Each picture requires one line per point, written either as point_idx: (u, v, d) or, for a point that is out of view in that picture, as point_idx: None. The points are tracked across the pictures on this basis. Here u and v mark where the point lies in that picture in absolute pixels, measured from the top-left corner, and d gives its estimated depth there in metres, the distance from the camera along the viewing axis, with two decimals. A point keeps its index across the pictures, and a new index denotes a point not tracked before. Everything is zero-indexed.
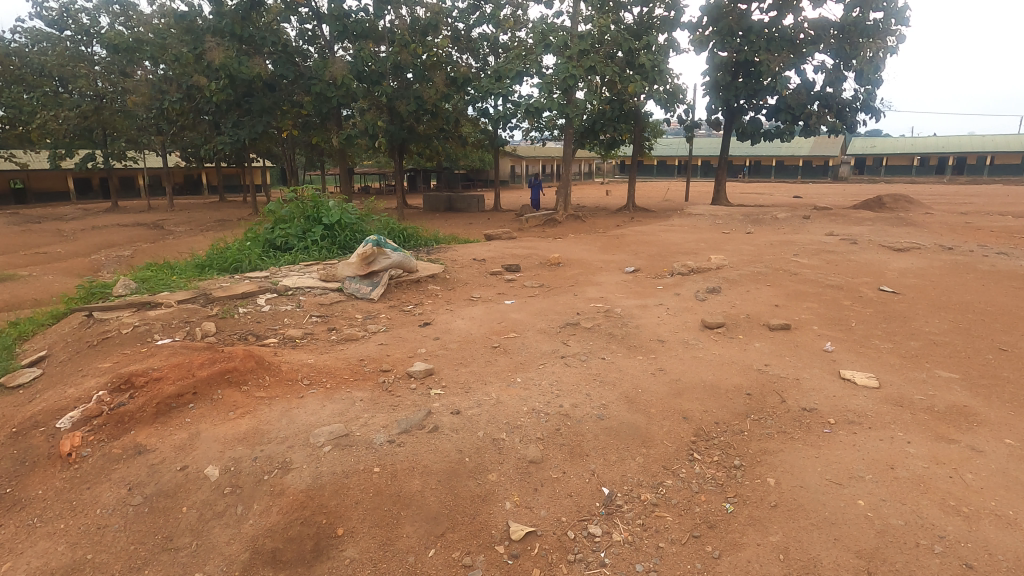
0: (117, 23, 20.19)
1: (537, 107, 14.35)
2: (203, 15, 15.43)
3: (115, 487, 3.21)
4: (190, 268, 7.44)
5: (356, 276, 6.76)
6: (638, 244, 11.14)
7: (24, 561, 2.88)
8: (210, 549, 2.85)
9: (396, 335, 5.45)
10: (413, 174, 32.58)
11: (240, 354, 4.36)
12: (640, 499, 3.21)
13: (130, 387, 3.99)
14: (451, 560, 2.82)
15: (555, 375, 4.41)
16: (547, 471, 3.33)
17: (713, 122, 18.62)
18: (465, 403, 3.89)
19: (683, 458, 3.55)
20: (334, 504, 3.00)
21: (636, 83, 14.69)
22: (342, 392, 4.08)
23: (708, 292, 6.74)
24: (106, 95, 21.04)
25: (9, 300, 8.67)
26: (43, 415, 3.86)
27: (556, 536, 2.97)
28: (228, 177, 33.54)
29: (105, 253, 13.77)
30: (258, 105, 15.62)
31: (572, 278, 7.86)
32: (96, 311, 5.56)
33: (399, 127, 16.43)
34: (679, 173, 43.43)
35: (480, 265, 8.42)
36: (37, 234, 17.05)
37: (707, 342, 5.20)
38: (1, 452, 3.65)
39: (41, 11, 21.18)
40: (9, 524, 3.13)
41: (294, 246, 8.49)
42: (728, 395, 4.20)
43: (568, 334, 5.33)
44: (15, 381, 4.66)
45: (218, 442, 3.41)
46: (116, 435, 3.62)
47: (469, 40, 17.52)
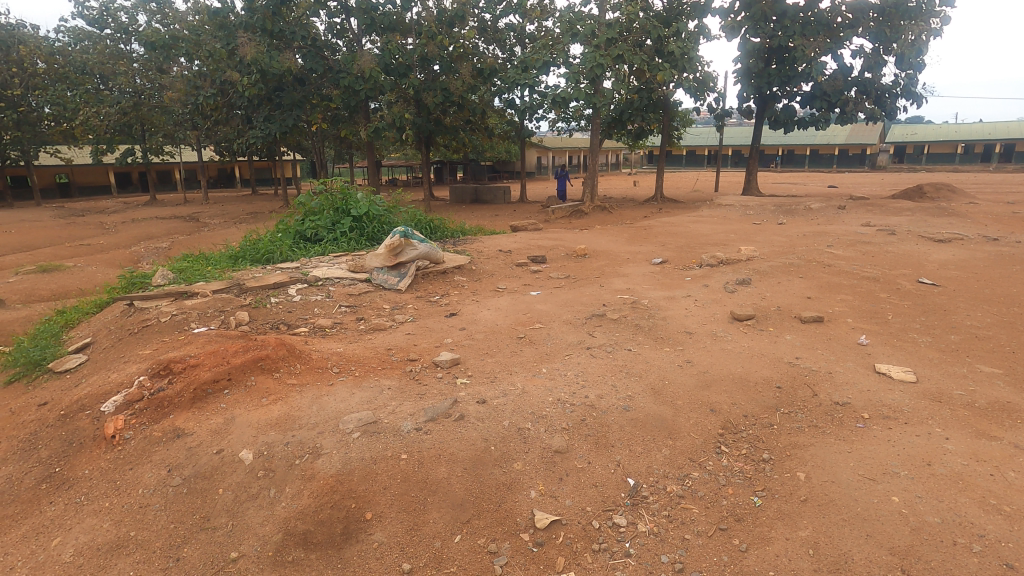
0: (154, 21, 20.79)
1: (564, 97, 14.21)
2: (235, 11, 15.81)
3: (156, 468, 3.34)
4: (224, 259, 7.63)
5: (384, 266, 6.86)
6: (666, 235, 10.98)
7: (72, 536, 3.04)
8: (244, 529, 2.94)
9: (423, 324, 5.52)
10: (440, 167, 32.80)
11: (272, 342, 4.47)
12: (666, 491, 3.20)
13: (169, 373, 4.14)
14: (477, 547, 2.86)
15: (581, 366, 4.41)
16: (572, 460, 3.34)
17: (744, 111, 18.17)
18: (491, 393, 3.92)
19: (711, 451, 3.51)
20: (363, 489, 3.07)
21: (665, 71, 14.39)
22: (370, 380, 4.17)
23: (737, 284, 6.61)
24: (144, 92, 21.72)
25: (55, 289, 9.09)
26: (89, 399, 4.04)
27: (580, 525, 2.98)
28: (260, 171, 34.36)
29: (145, 246, 14.26)
30: (288, 99, 15.83)
31: (598, 270, 7.82)
32: (135, 301, 5.77)
33: (425, 120, 16.55)
34: (709, 163, 42.67)
35: (505, 256, 8.43)
36: (82, 227, 17.76)
37: (735, 334, 5.11)
38: (52, 433, 3.85)
39: (82, 10, 21.91)
40: (59, 501, 3.31)
41: (324, 238, 8.65)
42: (757, 388, 4.13)
43: (594, 326, 5.31)
44: (62, 367, 4.89)
45: (252, 426, 3.52)
46: (157, 418, 3.77)
47: (496, 31, 17.44)
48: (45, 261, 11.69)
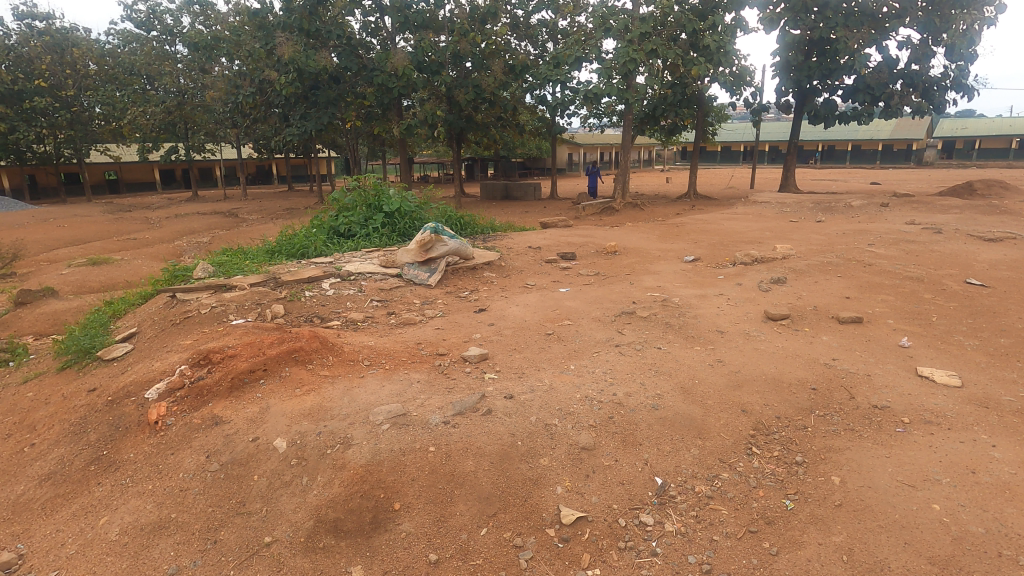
0: (197, 23, 21.45)
1: (596, 93, 14.08)
2: (274, 12, 16.21)
3: (195, 454, 3.47)
4: (262, 254, 7.86)
5: (414, 262, 6.94)
6: (698, 233, 10.79)
7: (118, 516, 3.19)
8: (278, 515, 3.03)
9: (452, 320, 5.57)
10: (471, 164, 32.99)
11: (306, 334, 4.58)
12: (695, 491, 3.16)
13: (208, 362, 4.29)
14: (503, 540, 2.89)
15: (609, 363, 4.38)
16: (599, 458, 3.32)
17: (782, 105, 17.67)
18: (518, 388, 3.94)
19: (741, 452, 3.44)
20: (391, 479, 3.13)
21: (700, 65, 14.14)
22: (400, 373, 4.23)
23: (772, 282, 6.46)
24: (188, 91, 22.33)
25: (104, 281, 9.51)
26: (134, 386, 4.23)
27: (606, 522, 2.97)
28: (296, 168, 35.23)
29: (188, 240, 14.78)
30: (324, 97, 16.14)
31: (628, 267, 7.75)
32: (178, 293, 5.99)
33: (457, 117, 16.63)
34: (744, 159, 41.73)
35: (535, 253, 8.42)
36: (130, 222, 18.52)
37: (770, 334, 4.99)
38: (100, 418, 4.04)
39: (131, 13, 22.80)
40: (107, 482, 3.48)
41: (357, 233, 8.80)
42: (791, 389, 4.03)
43: (623, 323, 5.27)
44: (110, 355, 5.12)
45: (286, 416, 3.62)
46: (196, 406, 3.91)
47: (528, 27, 17.42)
48: (96, 254, 12.24)
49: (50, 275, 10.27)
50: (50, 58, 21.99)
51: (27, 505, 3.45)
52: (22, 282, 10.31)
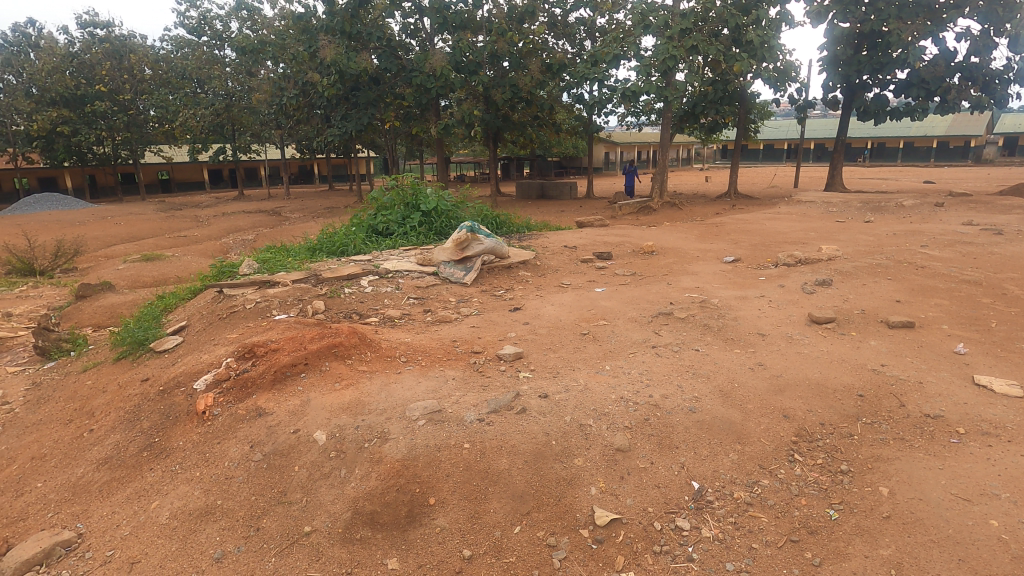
0: (245, 27, 22.20)
1: (634, 91, 13.91)
2: (317, 15, 16.62)
3: (240, 444, 3.60)
4: (304, 251, 8.07)
5: (451, 261, 7.01)
6: (739, 233, 10.53)
7: (168, 501, 3.34)
8: (317, 506, 3.11)
9: (487, 318, 5.61)
10: (507, 163, 33.08)
11: (345, 330, 4.69)
12: (733, 497, 3.09)
13: (253, 356, 4.45)
14: (536, 539, 2.90)
15: (645, 364, 4.33)
16: (634, 459, 3.28)
17: (830, 101, 17.05)
18: (553, 388, 3.93)
19: (783, 458, 3.34)
20: (427, 474, 3.17)
21: (743, 61, 13.77)
22: (436, 370, 4.28)
23: (817, 284, 6.24)
24: (235, 94, 22.99)
25: (156, 276, 9.95)
26: (184, 376, 4.43)
27: (641, 525, 2.94)
28: (337, 168, 36.13)
29: (234, 237, 15.35)
30: (364, 98, 16.44)
31: (666, 267, 7.63)
32: (224, 288, 6.21)
33: (494, 116, 16.67)
34: (788, 158, 40.49)
35: (571, 252, 8.37)
36: (180, 220, 19.29)
37: (814, 338, 4.83)
38: (152, 406, 4.24)
39: (183, 19, 23.78)
40: (158, 469, 3.64)
41: (394, 232, 8.94)
42: (837, 395, 3.88)
43: (660, 324, 5.19)
44: (161, 346, 5.35)
45: (326, 409, 3.71)
46: (241, 398, 4.05)
47: (566, 25, 17.33)
48: (149, 250, 12.84)
49: (108, 270, 10.82)
50: (109, 64, 23.25)
51: (86, 487, 3.65)
52: (83, 276, 10.92)
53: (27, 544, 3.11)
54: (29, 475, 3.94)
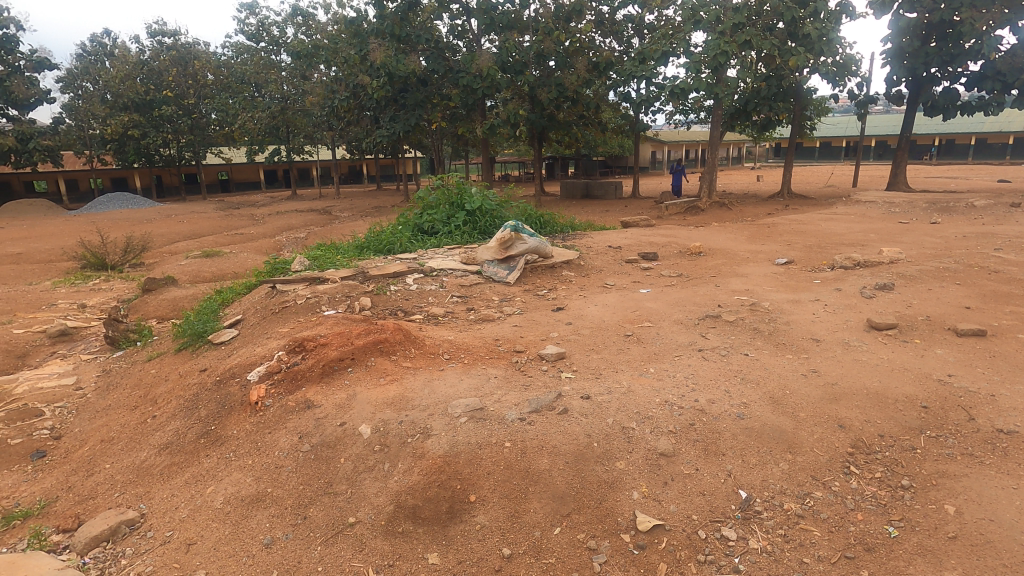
0: (300, 33, 23.00)
1: (683, 89, 13.61)
2: (368, 19, 17.08)
3: (290, 434, 3.73)
4: (352, 249, 8.28)
5: (494, 260, 7.05)
6: (793, 234, 10.13)
7: (222, 486, 3.49)
8: (361, 498, 3.19)
9: (530, 317, 5.59)
10: (552, 162, 33.01)
11: (390, 327, 4.78)
12: (783, 508, 2.97)
13: (303, 350, 4.60)
14: (576, 541, 2.88)
15: (692, 368, 4.21)
16: (679, 465, 3.20)
17: (893, 96, 16.19)
18: (596, 389, 3.87)
19: (838, 470, 3.19)
20: (468, 472, 3.18)
21: (799, 55, 13.27)
22: (478, 368, 4.32)
23: (877, 289, 5.92)
24: (290, 97, 23.70)
25: (215, 272, 10.43)
26: (239, 368, 4.62)
27: (685, 533, 2.87)
28: (385, 168, 37.02)
29: (287, 235, 15.92)
30: (412, 99, 16.74)
31: (714, 268, 7.43)
32: (277, 284, 6.45)
33: (539, 116, 16.63)
34: (846, 156, 38.69)
35: (615, 252, 8.27)
36: (238, 218, 20.18)
37: (873, 345, 4.58)
38: (209, 395, 4.44)
39: (243, 27, 24.83)
40: (214, 455, 3.82)
41: (439, 231, 9.07)
42: (898, 406, 3.67)
43: (707, 327, 5.06)
44: (219, 338, 5.61)
45: (371, 403, 3.80)
46: (291, 390, 4.20)
47: (613, 23, 17.13)
48: (209, 247, 13.47)
49: (172, 265, 11.42)
50: (175, 70, 24.60)
51: (149, 470, 3.87)
52: (150, 271, 11.59)
53: (95, 522, 3.32)
54: (98, 457, 4.22)
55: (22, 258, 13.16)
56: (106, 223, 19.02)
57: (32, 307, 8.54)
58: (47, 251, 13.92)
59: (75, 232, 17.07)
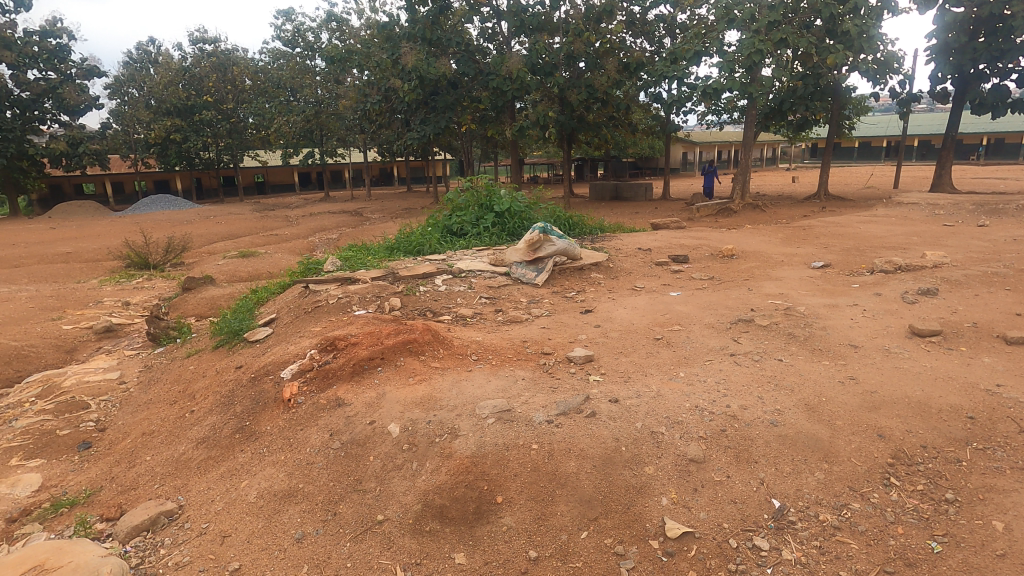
0: (334, 38, 23.46)
1: (716, 89, 13.39)
2: (400, 24, 17.31)
3: (321, 431, 3.80)
4: (382, 250, 8.39)
5: (523, 261, 7.05)
6: (830, 236, 9.84)
7: (256, 481, 3.58)
8: (389, 496, 3.22)
9: (558, 319, 5.58)
10: (581, 164, 32.86)
11: (419, 327, 4.83)
12: (818, 519, 2.89)
13: (334, 348, 4.68)
14: (603, 546, 2.85)
15: (723, 373, 4.13)
16: (709, 472, 3.15)
17: (938, 94, 15.60)
18: (624, 393, 3.83)
19: (876, 481, 3.09)
20: (495, 473, 3.18)
21: (838, 53, 12.91)
22: (506, 369, 4.32)
23: (919, 294, 5.70)
24: (324, 101, 24.16)
25: (251, 271, 10.72)
26: (273, 365, 4.74)
27: (716, 541, 2.82)
28: (415, 170, 37.47)
29: (320, 236, 16.25)
30: (442, 102, 16.91)
31: (746, 272, 7.27)
32: (310, 284, 6.58)
33: (569, 117, 16.57)
34: (887, 156, 37.42)
35: (645, 254, 8.17)
36: (273, 220, 20.69)
37: (915, 352, 4.42)
38: (245, 392, 4.57)
39: (280, 33, 25.47)
40: (248, 450, 3.92)
41: (468, 233, 9.12)
42: (941, 416, 3.52)
43: (740, 331, 4.95)
44: (254, 337, 5.75)
45: (399, 403, 3.84)
46: (323, 387, 4.28)
47: (645, 23, 16.96)
48: (246, 248, 13.84)
49: (210, 265, 11.78)
50: (215, 76, 25.51)
51: (187, 463, 3.99)
52: (189, 270, 11.98)
53: (136, 512, 3.45)
54: (140, 449, 4.38)
55: (71, 257, 13.77)
56: (149, 224, 19.75)
57: (80, 304, 8.92)
58: (94, 251, 14.52)
59: (120, 233, 17.76)
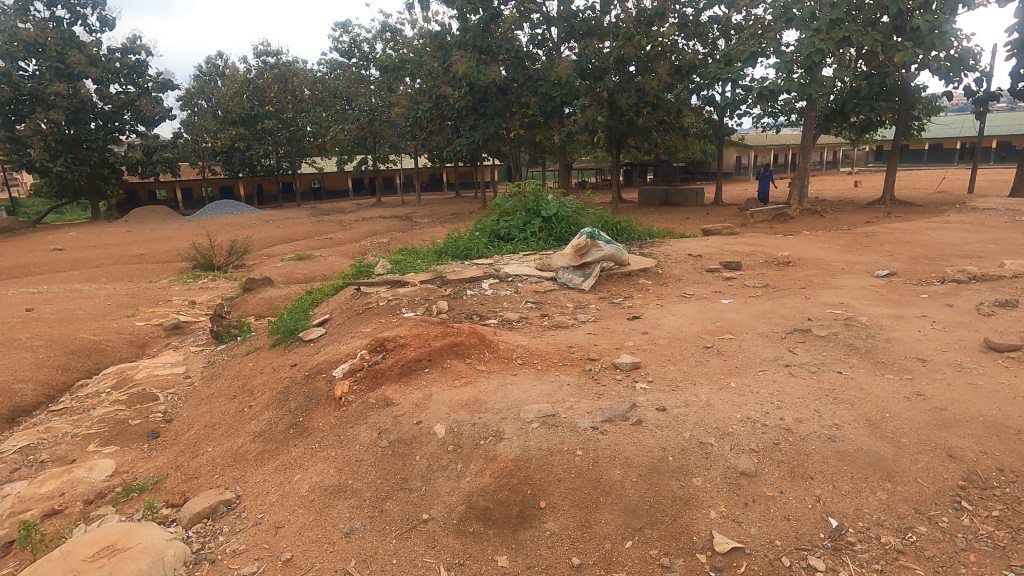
0: (388, 48, 24.16)
1: (773, 90, 12.96)
2: (451, 32, 17.63)
3: (369, 430, 3.90)
4: (431, 254, 8.56)
5: (570, 266, 7.02)
6: (896, 243, 9.32)
7: (307, 475, 3.71)
8: (434, 496, 3.27)
9: (604, 325, 5.53)
10: (630, 169, 32.50)
11: (466, 330, 4.89)
12: (880, 541, 2.74)
13: (383, 349, 4.80)
14: (648, 557, 2.80)
15: (777, 385, 3.98)
16: (761, 486, 3.04)
17: (1019, 91, 14.54)
18: (672, 401, 3.75)
19: (946, 504, 2.89)
20: (539, 477, 3.19)
21: (906, 50, 12.25)
22: (551, 374, 4.32)
23: (997, 306, 5.31)
24: (377, 109, 24.91)
25: (307, 274, 11.14)
26: (325, 364, 4.90)
27: (767, 558, 2.71)
28: (464, 176, 38.03)
29: (371, 240, 16.73)
30: (491, 108, 17.12)
31: (804, 280, 6.98)
32: (361, 286, 6.78)
33: (618, 121, 16.42)
34: (961, 159, 35.14)
35: (695, 261, 7.98)
36: (328, 224, 21.46)
37: (992, 368, 4.11)
38: (299, 389, 4.75)
39: (337, 44, 26.46)
40: (301, 445, 4.07)
41: (515, 237, 9.17)
42: (1022, 438, 3.26)
43: (795, 341, 4.76)
44: (308, 336, 5.97)
45: (445, 405, 3.89)
46: (373, 387, 4.40)
47: (698, 25, 16.64)
48: (302, 251, 14.41)
49: (269, 267, 12.31)
50: (276, 87, 26.63)
51: (245, 456, 4.19)
52: (250, 272, 12.57)
53: (198, 500, 3.64)
54: (202, 440, 4.63)
55: (145, 259, 14.71)
56: (214, 228, 20.88)
57: (152, 302, 9.51)
58: (165, 253, 15.44)
59: (188, 236, 18.84)
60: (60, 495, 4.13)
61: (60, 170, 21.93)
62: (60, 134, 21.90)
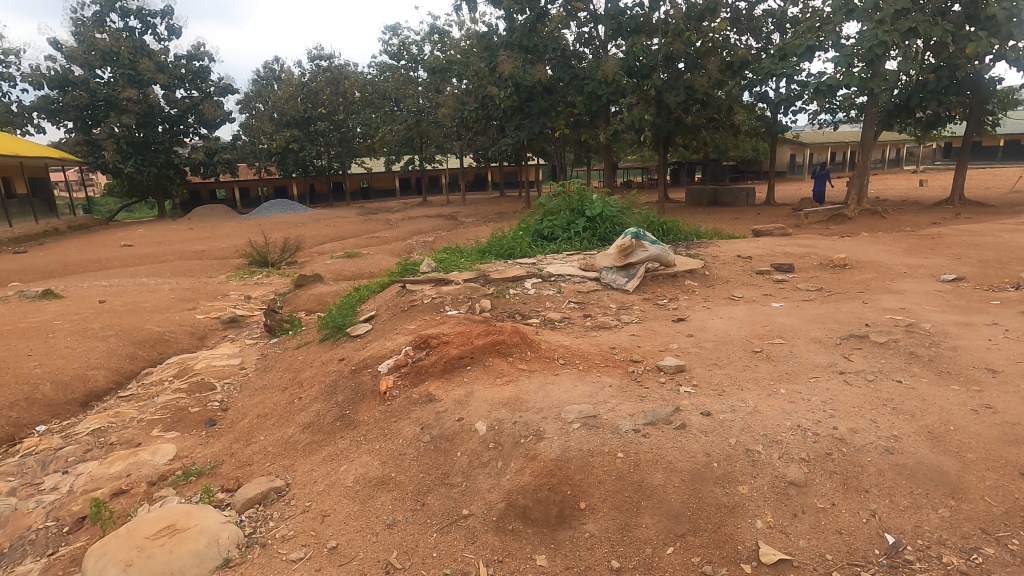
0: (435, 50, 24.54)
1: (830, 85, 12.43)
2: (498, 32, 17.72)
3: (412, 425, 3.98)
4: (475, 253, 8.65)
5: (614, 266, 6.94)
6: (965, 246, 8.76)
7: (353, 467, 3.82)
8: (475, 492, 3.31)
9: (648, 327, 5.44)
10: (678, 168, 31.88)
11: (508, 329, 4.92)
12: (942, 561, 2.58)
13: (427, 346, 4.88)
14: (690, 565, 2.73)
15: (830, 393, 3.81)
16: (811, 497, 2.93)
17: None
18: (718, 406, 3.66)
19: (1016, 526, 2.69)
20: (579, 478, 3.17)
21: (980, 41, 11.50)
22: (593, 375, 4.28)
23: None
24: (425, 110, 25.37)
25: (355, 271, 11.45)
26: (370, 359, 5.03)
27: (816, 572, 2.61)
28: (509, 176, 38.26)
29: (417, 239, 17.06)
30: (537, 108, 17.15)
31: (861, 283, 6.66)
32: (407, 284, 6.91)
33: (665, 120, 16.12)
34: None
35: (745, 262, 7.74)
36: (375, 223, 21.99)
37: None
38: (345, 382, 4.89)
39: (387, 47, 27.08)
40: (347, 437, 4.19)
41: (559, 237, 9.14)
42: None
43: (851, 348, 4.54)
44: (356, 331, 6.14)
45: (487, 402, 3.93)
46: (416, 382, 4.49)
47: (751, 19, 16.14)
48: (350, 249, 14.83)
49: (319, 264, 12.72)
50: (329, 90, 27.39)
51: (294, 445, 4.35)
52: (301, 269, 13.03)
53: (251, 486, 3.81)
54: (255, 429, 4.84)
55: (205, 255, 15.46)
56: (269, 226, 21.73)
57: (211, 296, 9.99)
58: (223, 249, 16.19)
59: (244, 234, 19.71)
60: (127, 476, 4.40)
61: (131, 171, 23.37)
62: (131, 136, 23.21)
